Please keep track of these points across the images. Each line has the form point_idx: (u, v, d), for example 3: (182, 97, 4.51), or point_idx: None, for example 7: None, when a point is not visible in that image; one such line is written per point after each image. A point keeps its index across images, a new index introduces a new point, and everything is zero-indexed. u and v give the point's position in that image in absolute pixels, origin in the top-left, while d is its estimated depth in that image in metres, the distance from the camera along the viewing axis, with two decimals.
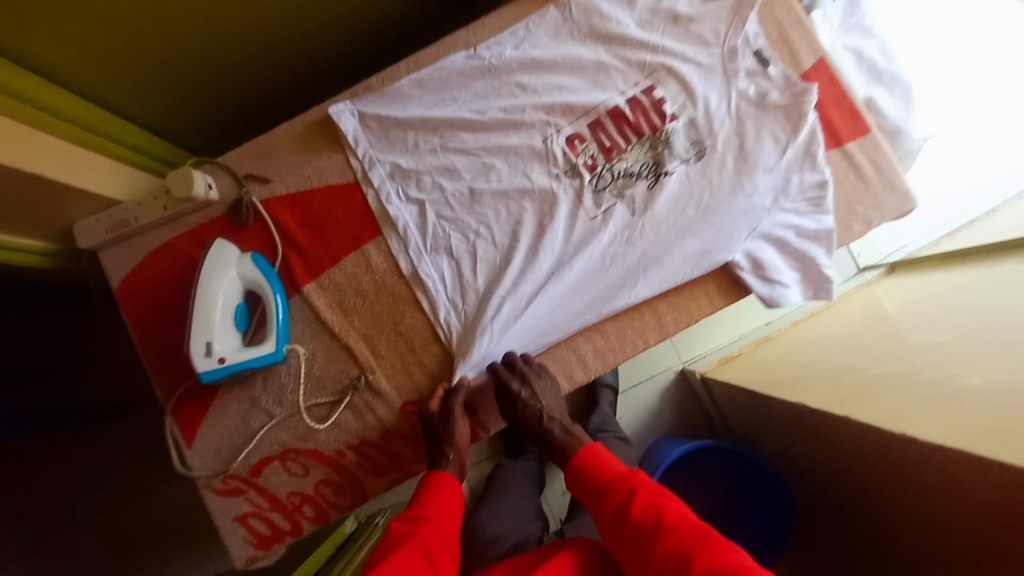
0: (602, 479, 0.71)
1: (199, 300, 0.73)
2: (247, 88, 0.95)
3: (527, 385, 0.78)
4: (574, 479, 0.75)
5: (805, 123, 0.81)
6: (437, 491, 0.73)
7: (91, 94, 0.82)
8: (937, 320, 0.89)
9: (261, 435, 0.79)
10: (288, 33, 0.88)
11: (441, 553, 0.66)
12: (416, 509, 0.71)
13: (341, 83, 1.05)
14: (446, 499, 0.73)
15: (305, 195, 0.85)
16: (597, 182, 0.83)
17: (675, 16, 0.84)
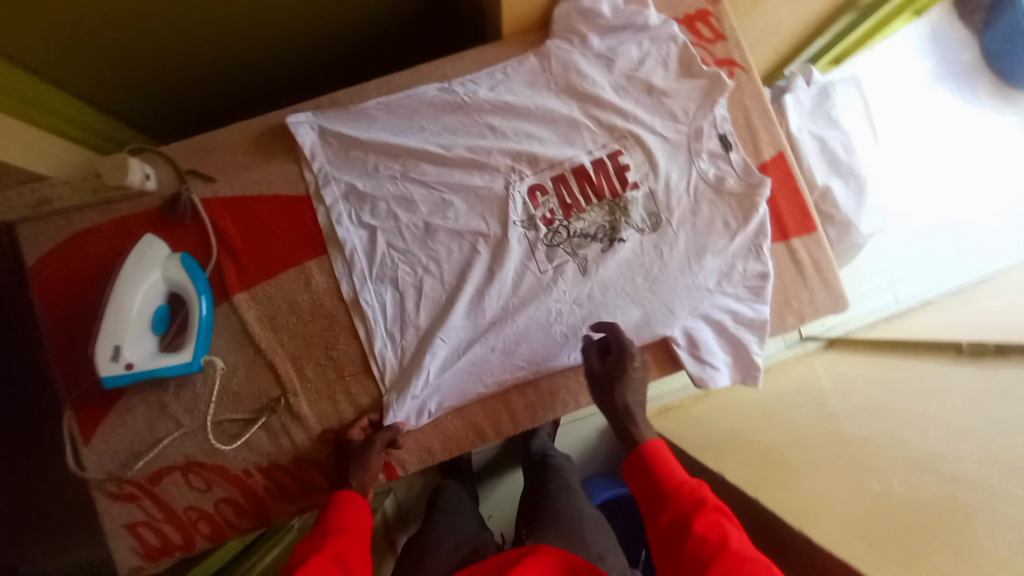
0: (661, 488, 0.66)
1: (114, 299, 0.69)
2: (210, 76, 0.90)
3: (630, 358, 0.79)
4: (635, 480, 0.71)
5: (755, 215, 0.84)
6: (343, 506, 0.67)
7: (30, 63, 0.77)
8: (854, 408, 0.89)
9: (164, 444, 0.75)
10: (257, 33, 0.84)
11: (355, 558, 0.60)
12: (323, 529, 0.64)
13: (315, 85, 1.01)
14: (357, 514, 0.66)
15: (249, 201, 0.81)
16: (552, 237, 0.84)
17: (650, 87, 0.85)
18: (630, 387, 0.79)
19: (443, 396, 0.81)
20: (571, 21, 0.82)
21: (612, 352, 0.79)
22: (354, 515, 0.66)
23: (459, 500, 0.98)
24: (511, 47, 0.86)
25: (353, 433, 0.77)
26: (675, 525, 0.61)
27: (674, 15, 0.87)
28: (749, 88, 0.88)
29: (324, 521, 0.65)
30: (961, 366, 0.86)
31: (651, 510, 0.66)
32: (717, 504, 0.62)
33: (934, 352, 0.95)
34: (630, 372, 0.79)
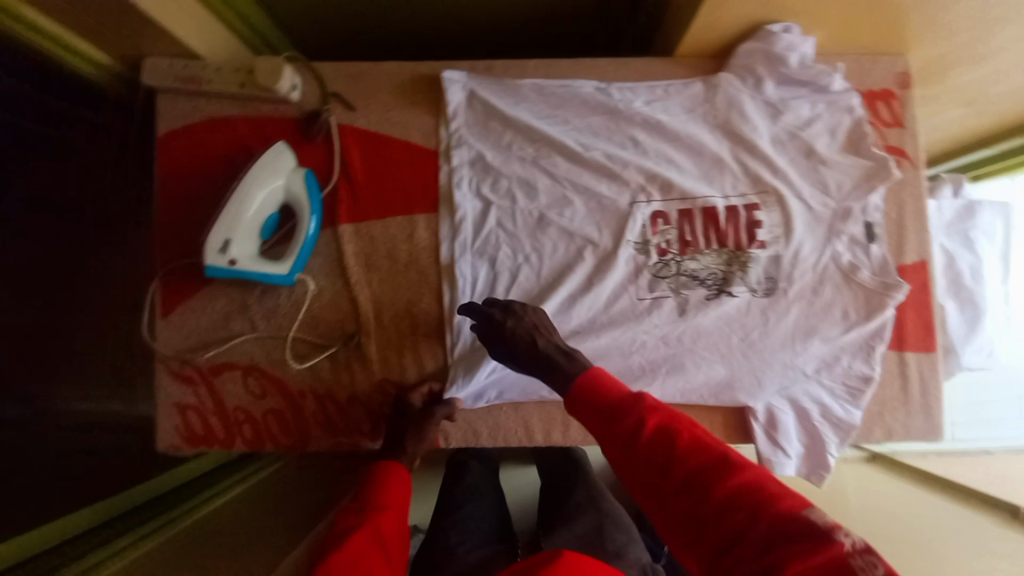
0: (609, 406, 0.54)
1: (238, 194, 0.69)
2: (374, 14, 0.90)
3: (527, 317, 0.67)
4: (570, 399, 0.58)
5: (880, 314, 0.81)
6: (382, 478, 0.68)
7: None
8: (894, 537, 0.84)
9: (235, 342, 0.77)
10: None
11: (392, 538, 0.61)
12: (360, 503, 0.65)
13: (464, 49, 1.01)
14: (393, 489, 0.67)
15: (381, 138, 0.80)
16: (660, 268, 0.81)
17: (809, 152, 0.81)
18: (516, 342, 0.65)
19: (504, 391, 0.79)
20: (753, 60, 0.78)
21: (505, 315, 0.67)
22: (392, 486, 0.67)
23: (480, 484, 0.98)
24: (680, 67, 0.82)
25: (414, 396, 0.76)
26: (650, 454, 0.50)
27: (858, 87, 0.83)
28: (913, 184, 0.84)
29: (362, 492, 0.67)
30: (1008, 525, 0.82)
31: (605, 436, 0.54)
32: (668, 413, 0.52)
33: (984, 503, 0.89)
34: (543, 348, 0.64)
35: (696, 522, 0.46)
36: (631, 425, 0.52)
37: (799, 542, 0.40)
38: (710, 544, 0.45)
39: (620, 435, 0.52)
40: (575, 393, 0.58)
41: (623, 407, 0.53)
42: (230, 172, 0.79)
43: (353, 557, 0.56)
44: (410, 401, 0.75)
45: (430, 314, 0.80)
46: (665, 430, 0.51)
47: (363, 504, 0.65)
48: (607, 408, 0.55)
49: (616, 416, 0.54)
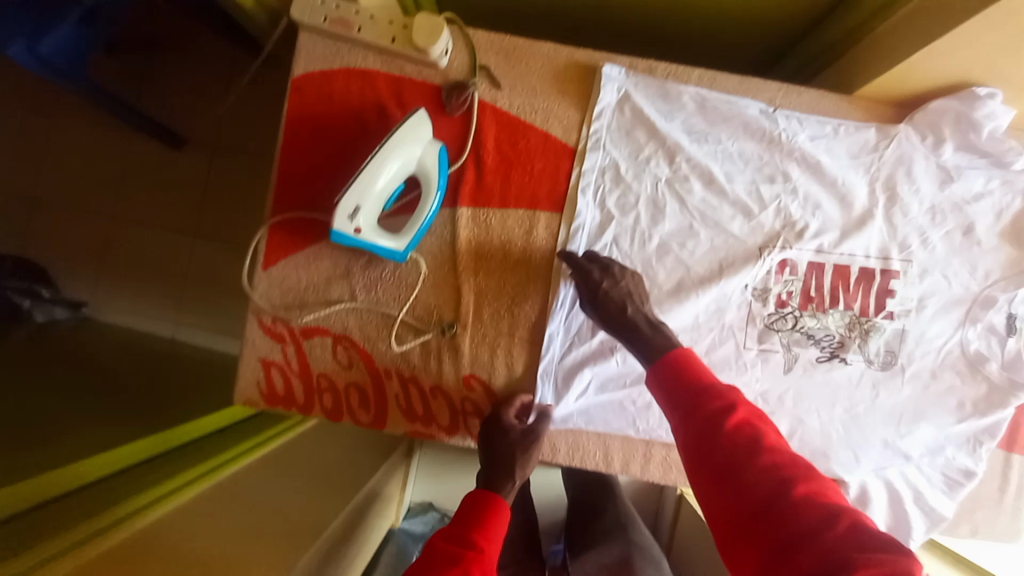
0: (696, 388, 0.57)
1: (376, 160, 0.66)
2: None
3: (631, 279, 0.71)
4: (655, 371, 0.60)
5: (998, 412, 0.76)
6: (481, 513, 0.64)
7: None
8: None
9: (333, 308, 0.74)
10: None
11: None
12: (460, 534, 0.61)
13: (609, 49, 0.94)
14: (492, 527, 0.63)
15: (520, 125, 0.76)
16: (775, 320, 0.76)
17: (968, 231, 0.76)
18: (609, 304, 0.68)
19: (592, 421, 0.76)
20: (941, 118, 0.73)
21: (605, 276, 0.70)
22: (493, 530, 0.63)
23: None
24: (855, 109, 0.76)
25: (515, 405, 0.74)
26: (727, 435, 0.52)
27: None
28: None
29: (461, 526, 0.63)
30: None
31: (682, 412, 0.56)
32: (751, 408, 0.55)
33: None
34: (633, 316, 0.66)
35: (763, 505, 0.48)
36: (716, 406, 0.55)
37: (862, 542, 0.44)
38: (771, 529, 0.47)
39: (701, 412, 0.55)
40: (661, 367, 0.60)
41: (711, 389, 0.56)
42: (360, 130, 0.76)
43: None
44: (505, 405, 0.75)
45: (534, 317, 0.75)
46: (745, 417, 0.54)
47: (461, 540, 0.61)
48: (692, 386, 0.57)
49: (701, 395, 0.56)
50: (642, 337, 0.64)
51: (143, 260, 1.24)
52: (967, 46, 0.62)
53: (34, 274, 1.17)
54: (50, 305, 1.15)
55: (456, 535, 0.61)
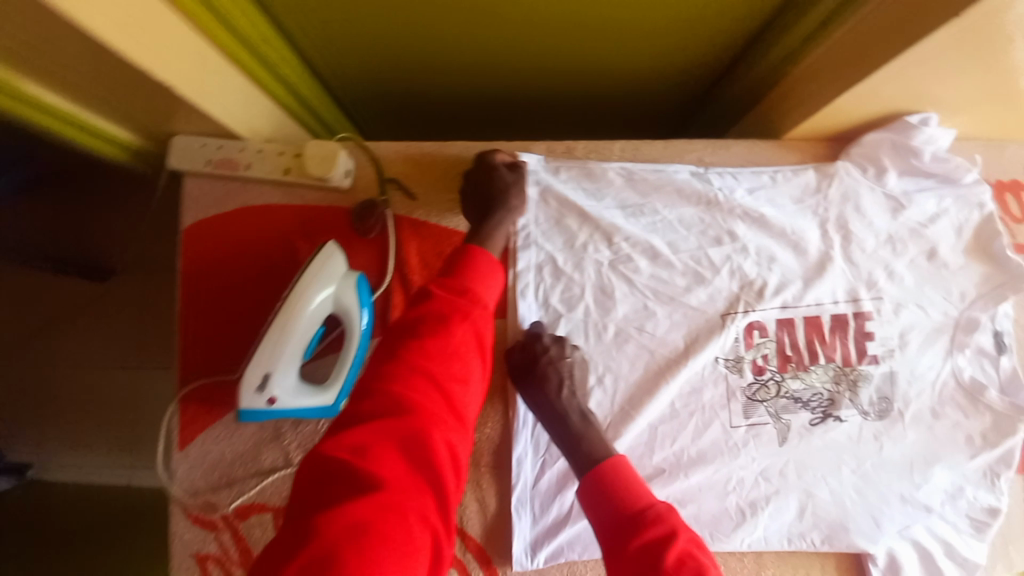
0: (629, 514, 0.49)
1: (279, 322, 0.58)
2: (442, 94, 0.81)
3: (575, 354, 0.67)
4: (588, 482, 0.53)
5: (1010, 440, 0.70)
6: (474, 266, 0.56)
7: (290, 35, 0.68)
8: None
9: (267, 478, 0.66)
10: (518, 70, 0.74)
11: (482, 347, 0.53)
12: (446, 290, 0.54)
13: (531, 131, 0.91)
14: (484, 273, 0.56)
15: (444, 234, 0.70)
16: (757, 390, 0.70)
17: (931, 255, 0.72)
18: (546, 385, 0.63)
19: (586, 550, 0.67)
20: (877, 150, 0.69)
21: (551, 346, 0.65)
22: (485, 285, 0.56)
23: None
24: (788, 152, 0.73)
25: (502, 169, 0.66)
26: (664, 569, 0.45)
27: (987, 177, 0.73)
28: None
29: (452, 275, 0.56)
30: None
31: (613, 541, 0.49)
32: (692, 535, 0.48)
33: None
34: (568, 409, 0.61)
35: None
36: (653, 532, 0.48)
37: None
38: None
39: (637, 538, 0.48)
40: (595, 483, 0.53)
41: (650, 510, 0.49)
42: (268, 274, 0.68)
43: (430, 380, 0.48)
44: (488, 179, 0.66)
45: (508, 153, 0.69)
46: (687, 551, 0.46)
47: (452, 292, 0.54)
48: (628, 504, 0.50)
49: (633, 523, 0.49)
50: (574, 433, 0.59)
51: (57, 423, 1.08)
52: (889, 85, 0.59)
53: None
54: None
55: (446, 284, 0.55)
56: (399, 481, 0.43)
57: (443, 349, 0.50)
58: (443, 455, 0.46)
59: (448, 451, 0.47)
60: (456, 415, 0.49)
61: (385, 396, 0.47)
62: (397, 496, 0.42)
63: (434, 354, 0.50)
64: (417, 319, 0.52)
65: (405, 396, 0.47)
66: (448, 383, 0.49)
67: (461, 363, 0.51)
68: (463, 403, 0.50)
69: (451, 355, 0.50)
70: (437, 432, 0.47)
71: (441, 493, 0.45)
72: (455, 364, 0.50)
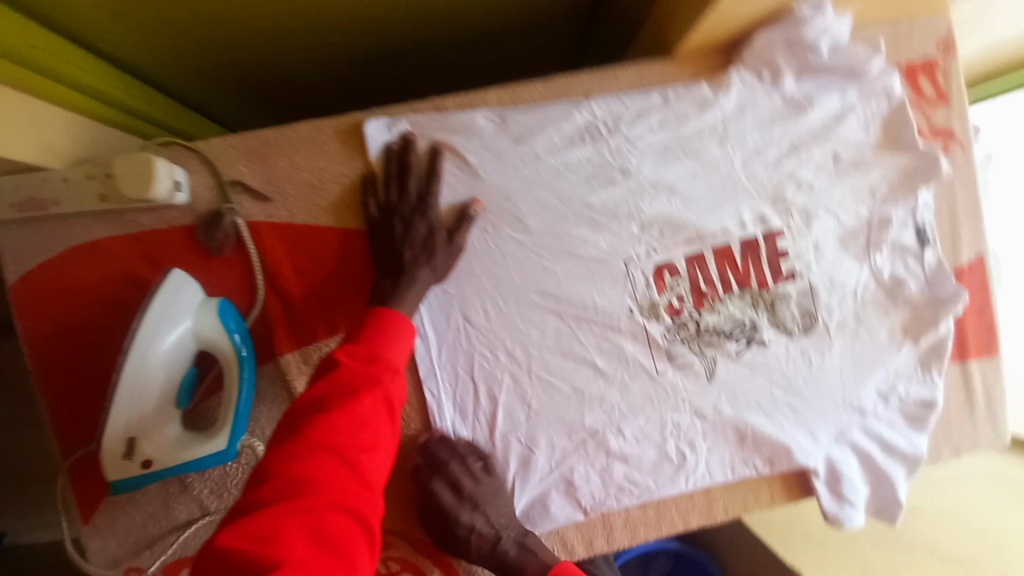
0: None
1: (136, 356, 0.52)
2: (281, 53, 0.69)
3: (480, 512, 0.62)
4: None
5: (934, 330, 0.69)
6: (387, 328, 0.54)
7: (45, 17, 0.55)
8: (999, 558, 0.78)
9: (185, 531, 0.61)
10: (353, 9, 0.63)
11: (394, 413, 0.51)
12: (356, 356, 0.52)
13: (401, 72, 0.80)
14: (398, 336, 0.55)
15: (310, 231, 0.61)
16: (676, 331, 0.67)
17: (838, 155, 0.67)
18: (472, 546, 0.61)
19: (536, 524, 0.67)
20: (767, 51, 0.62)
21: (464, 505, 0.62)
22: (395, 348, 0.54)
23: None
24: (678, 67, 0.65)
25: (438, 228, 0.61)
26: None
27: (895, 62, 0.67)
28: (965, 169, 0.70)
29: (361, 337, 0.54)
30: None
31: None
32: None
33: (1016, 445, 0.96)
34: (504, 548, 0.60)
35: None
36: None
37: None
38: None
39: None
40: None
41: None
42: (126, 317, 0.60)
43: (336, 456, 0.46)
44: (414, 231, 0.60)
45: (451, 201, 0.63)
46: None
47: (359, 357, 0.52)
48: None
49: None
50: (516, 570, 0.59)
51: None
52: None
53: None
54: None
55: (353, 350, 0.53)
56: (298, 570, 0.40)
57: (351, 422, 0.48)
58: (345, 535, 0.44)
59: (353, 529, 0.45)
60: (365, 487, 0.47)
61: (287, 475, 0.45)
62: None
63: (341, 429, 0.47)
64: (324, 390, 0.49)
65: (309, 473, 0.45)
66: (357, 454, 0.47)
67: (372, 432, 0.49)
68: (372, 475, 0.48)
69: (361, 424, 0.48)
70: (345, 511, 0.45)
71: None
72: (364, 435, 0.48)
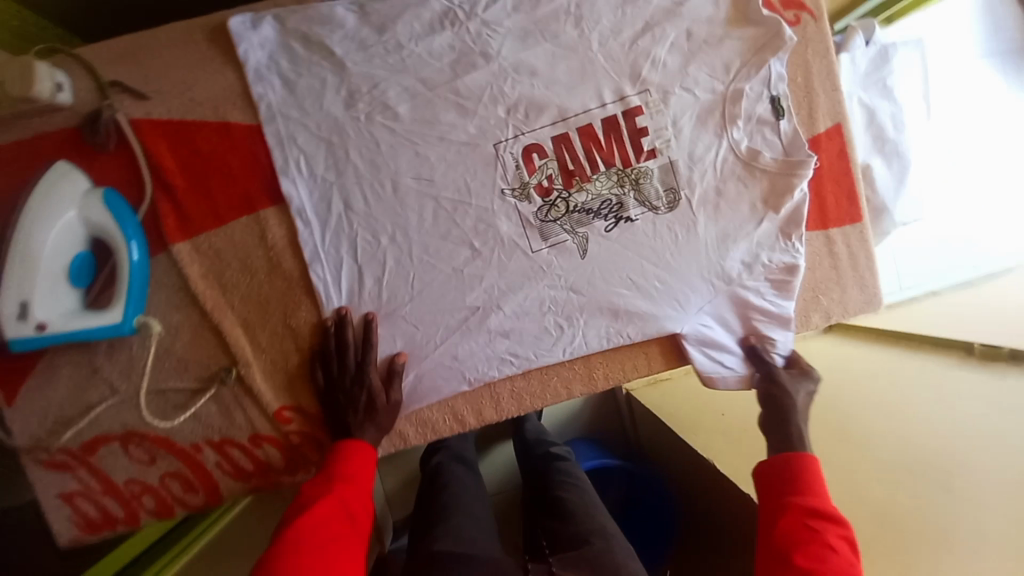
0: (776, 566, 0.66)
1: (22, 231, 0.57)
2: None
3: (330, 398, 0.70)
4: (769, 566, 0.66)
5: (791, 196, 0.73)
6: (351, 457, 0.65)
7: None
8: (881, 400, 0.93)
9: (97, 411, 0.67)
10: None
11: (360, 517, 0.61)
12: (324, 480, 0.63)
13: None
14: (361, 465, 0.65)
15: (189, 128, 0.65)
16: (548, 210, 0.73)
17: (691, 33, 0.69)
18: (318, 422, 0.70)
19: (422, 395, 0.74)
20: None
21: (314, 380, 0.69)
22: (357, 470, 0.64)
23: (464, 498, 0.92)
24: None
25: (377, 392, 0.69)
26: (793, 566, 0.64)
27: None
28: (817, 39, 0.73)
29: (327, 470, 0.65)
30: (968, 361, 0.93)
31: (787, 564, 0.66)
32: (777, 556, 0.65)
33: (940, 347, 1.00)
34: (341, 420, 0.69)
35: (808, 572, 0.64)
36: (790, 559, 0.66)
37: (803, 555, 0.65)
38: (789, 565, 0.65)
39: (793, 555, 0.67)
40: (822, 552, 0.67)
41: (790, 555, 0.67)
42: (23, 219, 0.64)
43: (319, 533, 0.56)
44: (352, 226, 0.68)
45: (318, 93, 0.67)
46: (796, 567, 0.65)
47: (321, 485, 0.62)
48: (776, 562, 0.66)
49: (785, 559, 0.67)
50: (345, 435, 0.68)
51: None
52: None
53: None
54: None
55: (318, 483, 0.63)
56: None
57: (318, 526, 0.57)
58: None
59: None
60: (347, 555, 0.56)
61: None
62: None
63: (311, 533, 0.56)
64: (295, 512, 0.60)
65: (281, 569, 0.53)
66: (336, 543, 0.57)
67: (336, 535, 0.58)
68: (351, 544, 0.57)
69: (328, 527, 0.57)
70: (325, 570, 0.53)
71: None
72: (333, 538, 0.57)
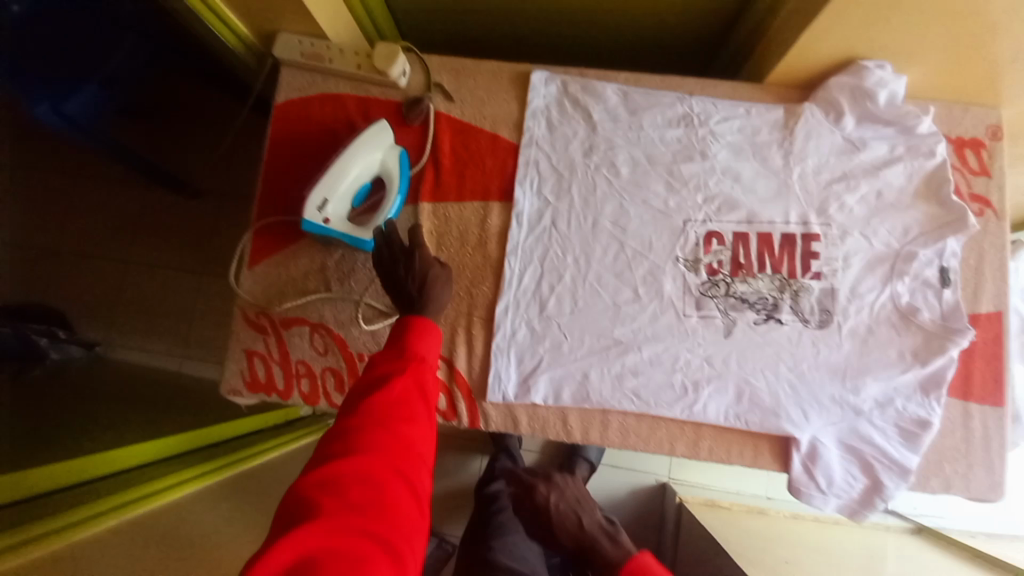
0: None
1: (348, 153, 0.76)
2: (484, 27, 1.00)
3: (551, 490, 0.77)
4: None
5: (941, 358, 0.79)
6: (416, 334, 0.64)
7: None
8: None
9: (308, 298, 0.83)
10: (546, 5, 0.91)
11: (426, 388, 0.61)
12: (397, 348, 0.63)
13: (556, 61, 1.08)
14: (427, 342, 0.64)
15: (471, 129, 0.87)
16: (709, 287, 0.83)
17: (881, 193, 0.82)
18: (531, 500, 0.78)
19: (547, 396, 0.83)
20: (838, 95, 0.79)
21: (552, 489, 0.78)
22: (426, 345, 0.64)
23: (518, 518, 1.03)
24: (766, 94, 0.85)
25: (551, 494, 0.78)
26: None
27: (946, 134, 0.83)
28: (995, 235, 0.83)
29: (394, 343, 0.64)
30: None
31: None
32: None
33: None
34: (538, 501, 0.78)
35: None
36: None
37: None
38: None
39: None
40: None
41: None
42: (333, 147, 0.87)
43: (392, 401, 0.58)
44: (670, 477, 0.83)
45: (569, 138, 0.86)
46: None
47: (394, 358, 0.62)
48: None
49: None
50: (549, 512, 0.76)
51: (147, 313, 1.33)
52: (842, 29, 0.72)
53: (55, 320, 1.25)
54: (68, 344, 1.20)
55: (389, 351, 0.63)
56: (360, 474, 0.52)
57: (389, 399, 0.58)
58: (391, 482, 0.53)
59: (401, 464, 0.55)
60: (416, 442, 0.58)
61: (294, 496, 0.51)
62: (364, 509, 0.50)
63: (380, 407, 0.57)
64: (357, 392, 0.60)
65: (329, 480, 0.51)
66: (400, 422, 0.57)
67: (403, 408, 0.58)
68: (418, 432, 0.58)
69: (395, 400, 0.58)
70: (387, 475, 0.53)
71: (399, 478, 0.54)
72: (406, 412, 0.58)
